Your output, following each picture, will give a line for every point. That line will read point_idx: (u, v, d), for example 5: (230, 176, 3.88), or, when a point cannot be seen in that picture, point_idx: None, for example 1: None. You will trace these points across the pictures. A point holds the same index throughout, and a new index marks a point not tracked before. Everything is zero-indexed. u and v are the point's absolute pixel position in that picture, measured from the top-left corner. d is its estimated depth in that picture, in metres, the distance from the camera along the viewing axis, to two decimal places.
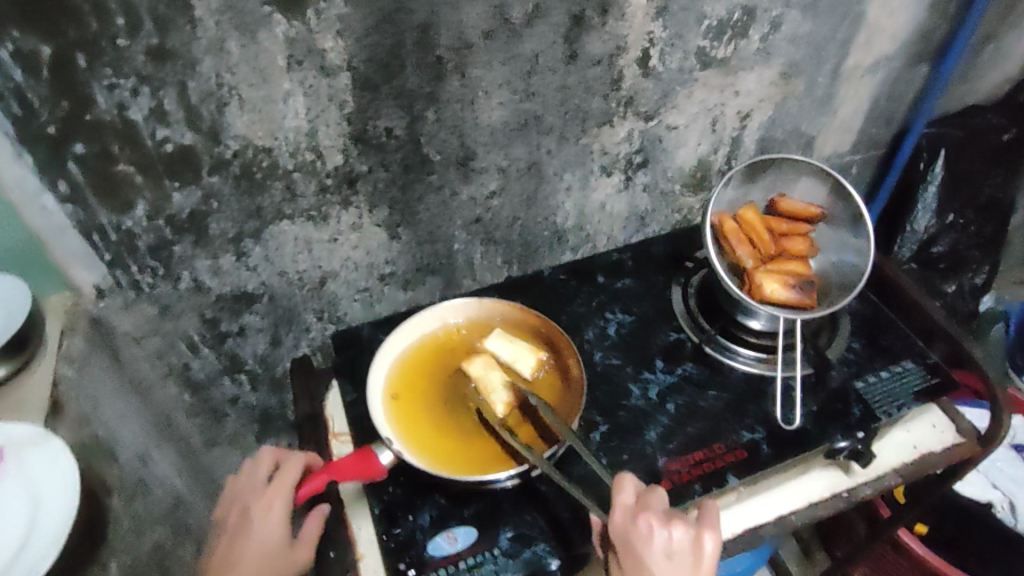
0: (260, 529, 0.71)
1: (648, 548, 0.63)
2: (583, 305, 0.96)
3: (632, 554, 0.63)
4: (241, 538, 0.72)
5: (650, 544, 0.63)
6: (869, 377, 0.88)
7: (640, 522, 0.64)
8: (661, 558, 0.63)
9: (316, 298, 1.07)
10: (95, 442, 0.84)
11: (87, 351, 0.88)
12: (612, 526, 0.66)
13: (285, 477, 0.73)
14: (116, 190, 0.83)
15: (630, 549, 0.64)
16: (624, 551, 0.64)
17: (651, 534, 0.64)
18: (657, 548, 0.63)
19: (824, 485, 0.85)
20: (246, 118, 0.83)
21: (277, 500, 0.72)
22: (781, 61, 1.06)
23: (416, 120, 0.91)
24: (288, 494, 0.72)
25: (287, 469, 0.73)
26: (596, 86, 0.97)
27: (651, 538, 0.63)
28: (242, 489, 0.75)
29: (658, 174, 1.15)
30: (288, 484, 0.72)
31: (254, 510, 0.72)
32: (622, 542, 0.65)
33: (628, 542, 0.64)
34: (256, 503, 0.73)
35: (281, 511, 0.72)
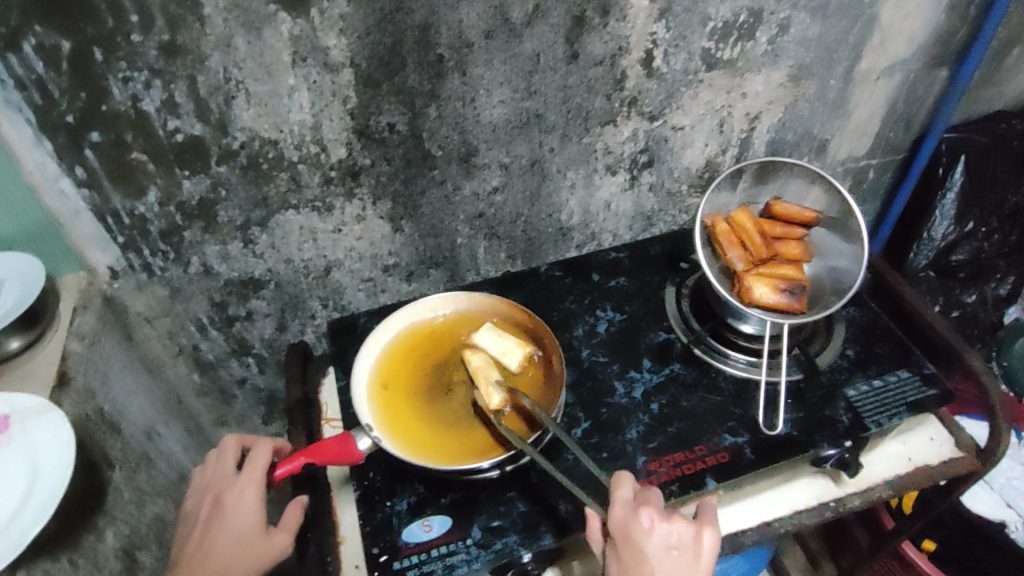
0: (234, 514, 0.74)
1: (652, 540, 0.64)
2: (574, 302, 0.98)
3: (636, 545, 0.64)
4: (215, 527, 0.74)
5: (654, 536, 0.64)
6: (861, 387, 0.87)
7: (644, 514, 0.65)
8: (663, 552, 0.64)
9: (321, 286, 1.11)
10: (101, 415, 0.89)
11: (98, 328, 0.94)
12: (613, 519, 0.66)
13: (255, 464, 0.76)
14: (130, 176, 0.88)
15: (633, 540, 0.64)
16: (625, 542, 0.64)
17: (655, 527, 0.65)
18: (661, 540, 0.64)
19: (811, 493, 0.84)
20: (253, 112, 0.86)
21: (248, 486, 0.75)
22: (791, 63, 1.05)
23: (417, 116, 0.93)
24: (259, 479, 0.75)
25: (254, 457, 0.76)
26: (598, 86, 0.98)
27: (655, 530, 0.64)
28: (213, 482, 0.79)
29: (664, 174, 1.15)
30: (259, 472, 0.75)
31: (227, 498, 0.75)
32: (625, 533, 0.65)
33: (632, 534, 0.64)
34: (228, 492, 0.76)
35: (253, 496, 0.75)
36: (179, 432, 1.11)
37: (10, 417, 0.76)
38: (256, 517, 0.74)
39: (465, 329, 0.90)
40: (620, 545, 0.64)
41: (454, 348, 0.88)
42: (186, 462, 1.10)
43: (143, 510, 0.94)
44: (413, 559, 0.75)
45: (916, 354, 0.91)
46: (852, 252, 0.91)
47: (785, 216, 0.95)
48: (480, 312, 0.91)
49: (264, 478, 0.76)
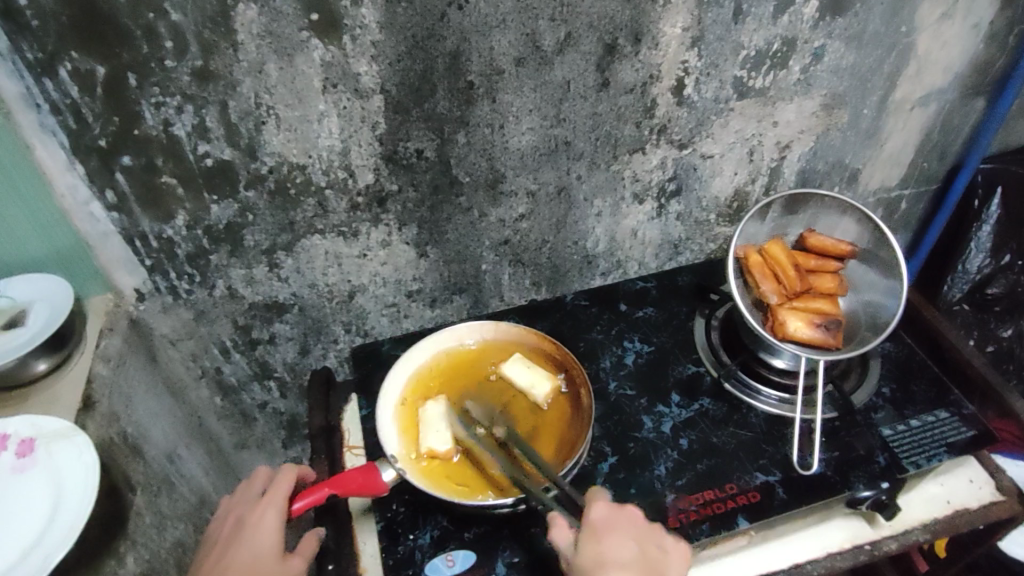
0: (251, 534, 0.72)
1: (636, 533, 0.66)
2: (601, 333, 0.97)
3: (623, 533, 0.65)
4: (232, 548, 0.72)
5: (639, 530, 0.66)
6: (897, 427, 0.84)
7: (626, 510, 0.67)
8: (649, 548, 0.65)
9: (345, 311, 1.10)
10: (123, 438, 0.88)
11: (124, 350, 0.94)
12: (597, 509, 0.67)
13: (277, 488, 0.75)
14: (159, 201, 0.88)
15: (621, 528, 0.65)
16: (612, 531, 0.65)
17: (638, 522, 0.67)
18: (643, 537, 0.66)
19: (845, 534, 0.80)
20: (282, 137, 0.86)
21: (269, 509, 0.74)
22: (824, 93, 1.04)
23: (446, 143, 0.92)
24: (280, 502, 0.74)
25: (278, 481, 0.76)
26: (628, 114, 0.97)
27: (636, 526, 0.66)
28: (237, 508, 0.78)
29: (692, 203, 1.13)
30: (281, 494, 0.75)
31: (248, 519, 0.74)
32: (608, 522, 0.66)
33: (618, 523, 0.66)
34: (250, 513, 0.75)
35: (272, 520, 0.73)
36: (200, 456, 1.10)
37: (36, 440, 0.76)
38: (272, 540, 0.72)
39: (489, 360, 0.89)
40: (607, 531, 0.65)
41: (478, 379, 0.87)
42: (207, 486, 1.09)
43: (164, 535, 0.92)
44: None
45: (954, 392, 0.88)
46: (888, 287, 0.89)
47: (818, 249, 0.93)
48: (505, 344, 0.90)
49: (285, 503, 0.74)
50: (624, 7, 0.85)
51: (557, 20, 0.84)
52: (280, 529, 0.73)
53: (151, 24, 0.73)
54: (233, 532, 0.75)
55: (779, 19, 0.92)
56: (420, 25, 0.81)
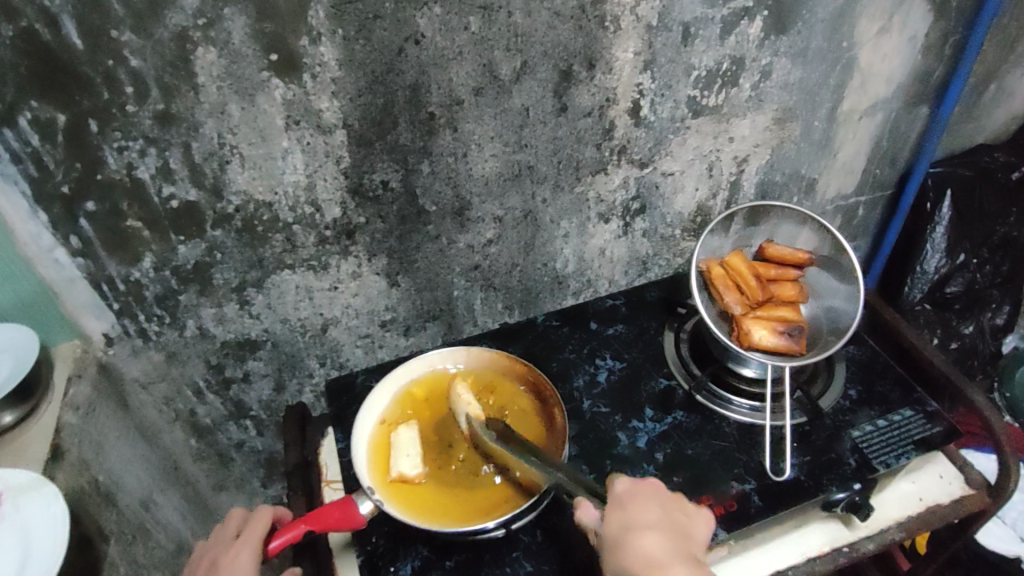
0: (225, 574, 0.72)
1: (655, 496, 0.68)
2: (573, 352, 0.98)
3: (646, 499, 0.67)
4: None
5: (660, 496, 0.68)
6: (866, 427, 0.86)
7: (643, 483, 0.69)
8: (671, 509, 0.67)
9: (318, 344, 1.10)
10: (95, 487, 0.87)
11: (93, 397, 0.93)
12: (617, 484, 0.69)
13: (254, 527, 0.76)
14: (125, 243, 0.88)
15: (642, 497, 0.67)
16: (638, 498, 0.67)
17: (658, 486, 0.69)
18: (666, 502, 0.67)
19: (823, 538, 0.81)
20: (247, 175, 0.87)
21: (246, 545, 0.74)
22: (776, 107, 1.07)
23: (411, 173, 0.94)
24: (256, 542, 0.74)
25: (255, 519, 0.76)
26: (587, 136, 0.99)
27: (657, 493, 0.68)
28: (211, 550, 0.77)
29: (657, 220, 1.15)
30: (257, 534, 0.75)
31: (221, 561, 0.73)
32: (630, 492, 0.68)
33: (639, 492, 0.68)
34: (224, 556, 0.74)
35: (246, 560, 0.73)
36: (177, 500, 1.08)
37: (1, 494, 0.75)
38: None
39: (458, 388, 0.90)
40: (630, 499, 0.67)
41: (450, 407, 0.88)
42: (184, 532, 1.07)
43: None
44: None
45: (917, 390, 0.91)
46: (847, 291, 0.91)
47: (777, 259, 0.96)
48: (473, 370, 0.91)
49: (260, 542, 0.74)
50: (576, 35, 0.88)
51: (512, 50, 0.87)
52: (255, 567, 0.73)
53: (111, 71, 0.74)
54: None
55: (726, 40, 0.96)
56: (379, 61, 0.82)
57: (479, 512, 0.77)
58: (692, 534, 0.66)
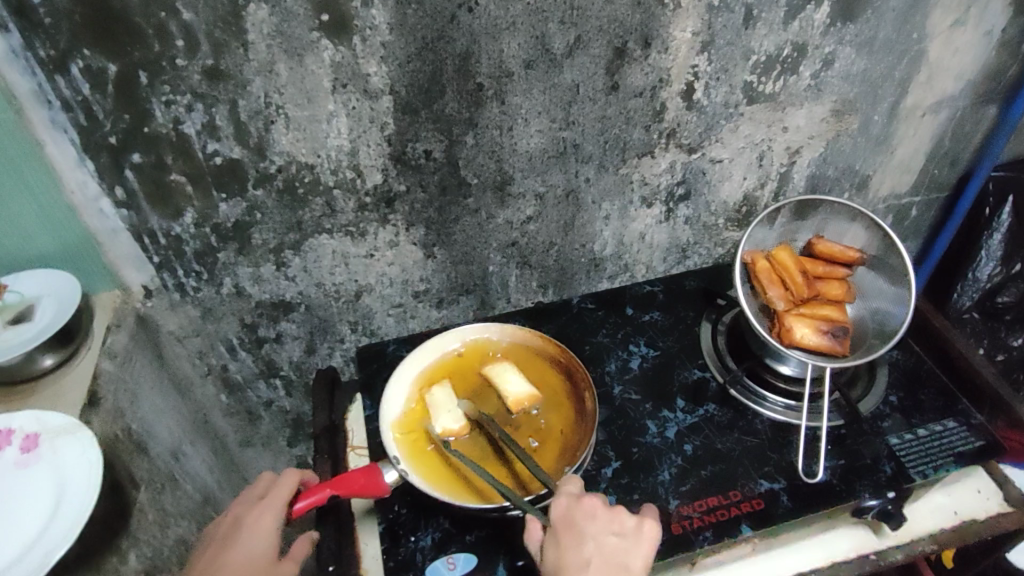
0: (248, 537, 0.74)
1: (593, 526, 0.66)
2: (607, 336, 0.97)
3: (585, 529, 0.65)
4: (230, 549, 0.74)
5: (597, 523, 0.66)
6: (905, 435, 0.84)
7: (583, 508, 0.67)
8: (609, 537, 0.66)
9: (351, 310, 1.10)
10: (129, 434, 0.90)
11: (130, 347, 0.95)
12: (554, 509, 0.68)
13: (280, 489, 0.77)
14: (168, 197, 0.88)
15: (578, 524, 0.66)
16: (567, 528, 0.66)
17: (594, 513, 0.67)
18: (605, 527, 0.66)
19: (850, 543, 0.79)
20: (291, 136, 0.86)
21: (270, 508, 0.75)
22: (835, 98, 1.03)
23: (454, 144, 0.92)
24: (279, 505, 0.75)
25: (281, 482, 0.77)
26: (637, 117, 0.97)
27: (599, 515, 0.67)
28: (237, 506, 0.79)
29: (700, 207, 1.12)
30: (282, 497, 0.76)
31: (246, 522, 0.75)
32: (568, 519, 0.66)
33: (579, 518, 0.66)
34: (248, 517, 0.76)
35: (270, 524, 0.74)
36: (205, 453, 1.11)
37: (40, 435, 0.79)
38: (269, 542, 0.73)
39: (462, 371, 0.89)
40: (564, 532, 0.65)
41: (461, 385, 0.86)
42: (211, 483, 1.10)
43: (165, 533, 0.94)
44: None
45: (963, 402, 0.88)
46: (897, 295, 0.88)
47: (826, 256, 0.93)
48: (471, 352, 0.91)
49: (284, 506, 0.75)
50: (634, 11, 0.85)
51: (567, 23, 0.84)
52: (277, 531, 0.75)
53: (163, 23, 0.74)
54: (229, 533, 0.76)
55: (790, 24, 0.92)
56: (430, 27, 0.81)
57: (519, 486, 0.77)
58: (633, 560, 0.65)
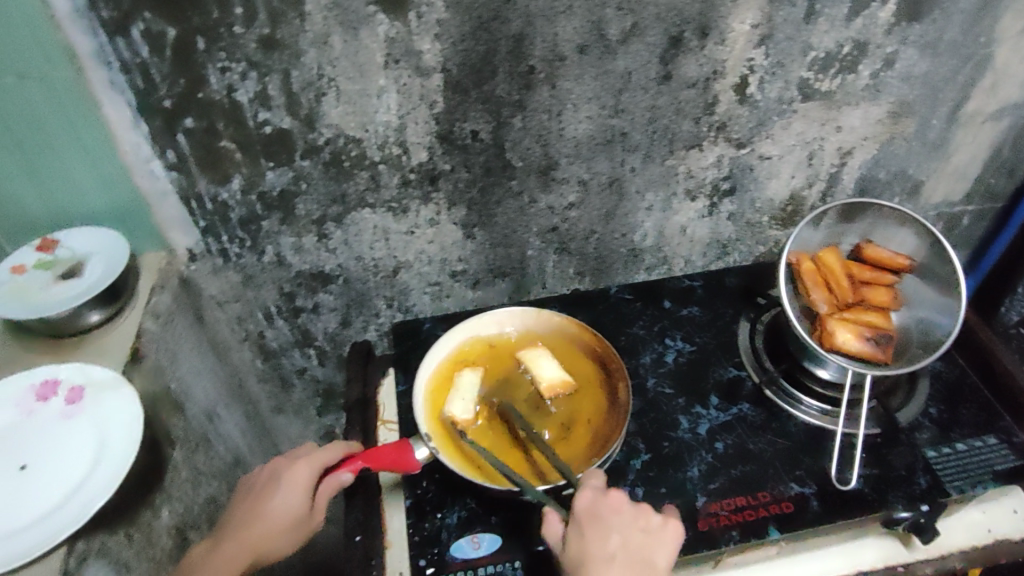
0: (281, 493, 0.77)
1: (618, 522, 0.66)
2: (644, 328, 0.96)
3: (609, 526, 0.66)
4: (264, 499, 0.77)
5: (622, 519, 0.67)
6: (942, 449, 0.82)
7: (609, 502, 0.68)
8: (633, 534, 0.66)
9: (388, 286, 1.11)
10: (167, 393, 0.92)
11: (172, 308, 0.97)
12: (578, 501, 0.68)
13: (323, 453, 0.79)
14: (217, 163, 0.90)
15: (602, 519, 0.66)
16: (593, 520, 0.66)
17: (619, 509, 0.67)
18: (630, 523, 0.67)
19: (878, 554, 0.77)
20: (341, 109, 0.87)
21: (302, 461, 0.78)
22: (893, 100, 1.00)
23: (502, 126, 0.92)
24: (317, 467, 0.78)
25: (327, 448, 0.79)
26: (687, 109, 0.95)
27: (623, 512, 0.67)
28: (277, 458, 0.82)
29: (745, 204, 1.11)
30: (322, 460, 0.78)
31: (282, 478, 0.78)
32: (593, 513, 0.67)
33: (603, 513, 0.67)
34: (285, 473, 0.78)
35: (303, 484, 0.77)
36: (238, 417, 1.13)
37: (84, 387, 0.81)
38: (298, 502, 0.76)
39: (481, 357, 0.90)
40: (589, 526, 0.66)
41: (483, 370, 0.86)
42: (242, 447, 1.13)
43: (197, 492, 0.96)
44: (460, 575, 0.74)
45: (1004, 419, 0.86)
46: (946, 306, 0.86)
47: (874, 261, 0.91)
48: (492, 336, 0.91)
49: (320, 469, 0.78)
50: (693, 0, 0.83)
51: (624, 9, 0.83)
52: (308, 484, 0.77)
53: None
54: (265, 485, 0.79)
55: (852, 21, 0.90)
56: (486, 6, 0.80)
57: (547, 473, 0.77)
58: (656, 558, 0.65)
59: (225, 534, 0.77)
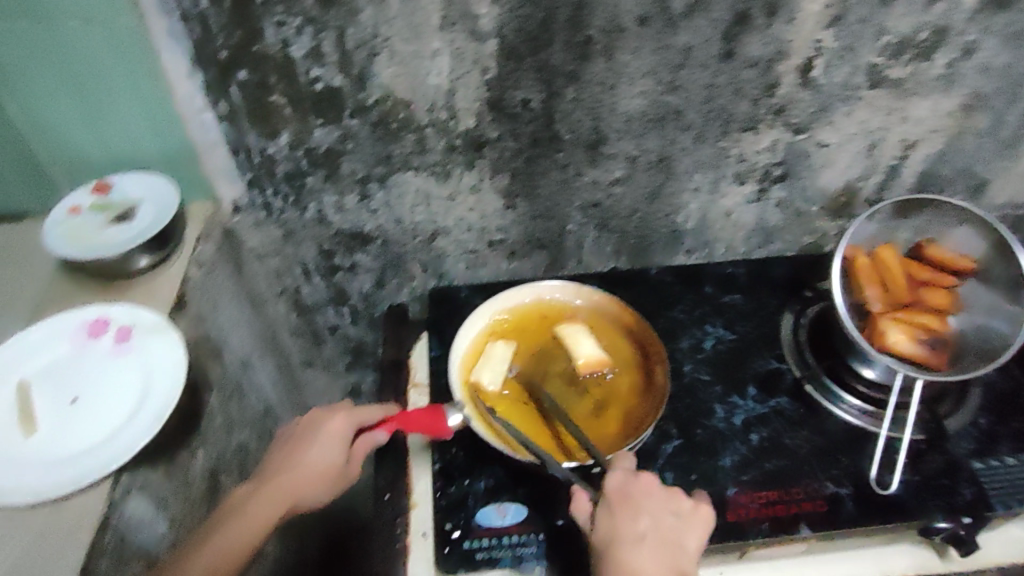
0: (320, 442, 0.79)
1: (650, 503, 0.68)
2: (684, 313, 0.96)
3: (640, 506, 0.67)
4: (302, 448, 0.79)
5: (654, 501, 0.68)
6: (991, 462, 0.80)
7: (640, 483, 0.69)
8: (666, 516, 0.67)
9: (425, 251, 1.11)
10: (207, 341, 0.94)
11: (216, 257, 0.98)
12: (609, 482, 0.69)
13: (364, 412, 0.82)
14: (268, 117, 0.90)
15: (633, 499, 0.67)
16: (622, 501, 0.68)
17: (650, 492, 0.68)
18: (661, 505, 0.68)
19: (910, 561, 0.75)
20: (392, 70, 0.86)
21: (341, 414, 0.81)
22: (967, 92, 0.95)
23: (554, 96, 0.90)
24: (356, 422, 0.81)
25: (369, 408, 0.83)
26: (746, 89, 0.92)
27: (655, 495, 0.69)
28: (313, 412, 0.85)
29: (796, 192, 1.07)
30: (362, 417, 0.81)
31: (321, 429, 0.80)
32: (624, 494, 0.68)
33: (634, 493, 0.68)
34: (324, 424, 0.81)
35: (341, 437, 0.80)
36: (271, 368, 1.16)
37: (133, 329, 0.84)
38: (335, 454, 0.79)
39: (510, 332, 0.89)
40: (620, 505, 0.67)
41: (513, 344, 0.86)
42: (273, 397, 1.16)
43: (229, 437, 0.99)
44: (482, 542, 0.75)
45: None
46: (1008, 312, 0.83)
47: (934, 262, 0.88)
48: (527, 309, 0.91)
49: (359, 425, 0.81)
50: None
51: None
52: (346, 437, 0.80)
53: None
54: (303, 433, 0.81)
55: (933, 6, 0.85)
56: None
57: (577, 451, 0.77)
58: (687, 540, 0.66)
59: (263, 478, 0.78)
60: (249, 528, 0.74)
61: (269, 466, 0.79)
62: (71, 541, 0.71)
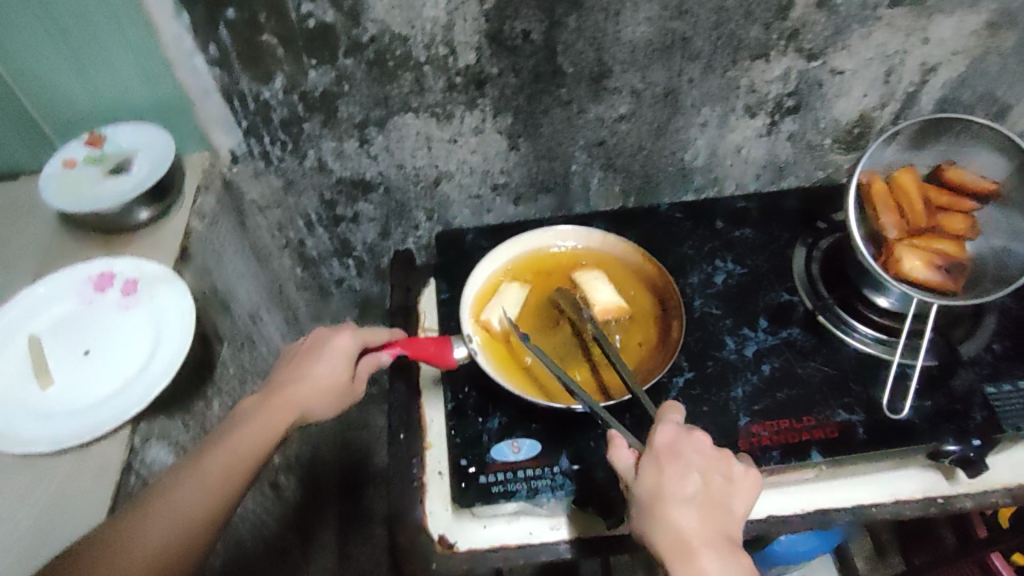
0: (327, 358, 0.78)
1: (700, 463, 0.63)
2: (692, 248, 0.93)
3: (692, 465, 0.62)
4: (309, 361, 0.78)
5: (705, 460, 0.63)
6: (1004, 386, 0.78)
7: (693, 441, 0.64)
8: (715, 478, 0.63)
9: (428, 197, 1.08)
10: (214, 293, 0.93)
11: (217, 210, 0.97)
12: (659, 436, 0.64)
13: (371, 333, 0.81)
14: (260, 59, 0.87)
15: (684, 456, 0.63)
16: (672, 456, 0.63)
17: (703, 451, 0.63)
18: (712, 466, 0.63)
19: (916, 484, 0.76)
20: (386, 3, 0.82)
21: (347, 332, 0.80)
22: (992, 8, 0.91)
23: (556, 26, 0.86)
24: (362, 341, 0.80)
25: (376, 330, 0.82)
26: (757, 13, 0.87)
27: (707, 454, 0.64)
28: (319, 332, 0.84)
29: (809, 123, 1.03)
30: (368, 337, 0.81)
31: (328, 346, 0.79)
32: (675, 451, 0.63)
33: (686, 451, 0.63)
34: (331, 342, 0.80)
35: (347, 355, 0.79)
36: (279, 320, 1.15)
37: (138, 281, 0.83)
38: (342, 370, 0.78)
39: (501, 276, 0.88)
40: (669, 461, 0.62)
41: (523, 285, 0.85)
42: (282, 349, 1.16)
43: (244, 388, 0.99)
44: (499, 475, 0.75)
45: None
46: None
47: (954, 185, 0.84)
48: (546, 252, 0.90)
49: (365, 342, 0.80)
50: None
51: None
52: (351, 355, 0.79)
53: None
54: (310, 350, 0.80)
55: None
56: None
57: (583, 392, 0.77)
58: (733, 506, 0.62)
59: (269, 390, 0.77)
60: (259, 430, 0.72)
61: (276, 381, 0.77)
62: (97, 483, 0.71)
